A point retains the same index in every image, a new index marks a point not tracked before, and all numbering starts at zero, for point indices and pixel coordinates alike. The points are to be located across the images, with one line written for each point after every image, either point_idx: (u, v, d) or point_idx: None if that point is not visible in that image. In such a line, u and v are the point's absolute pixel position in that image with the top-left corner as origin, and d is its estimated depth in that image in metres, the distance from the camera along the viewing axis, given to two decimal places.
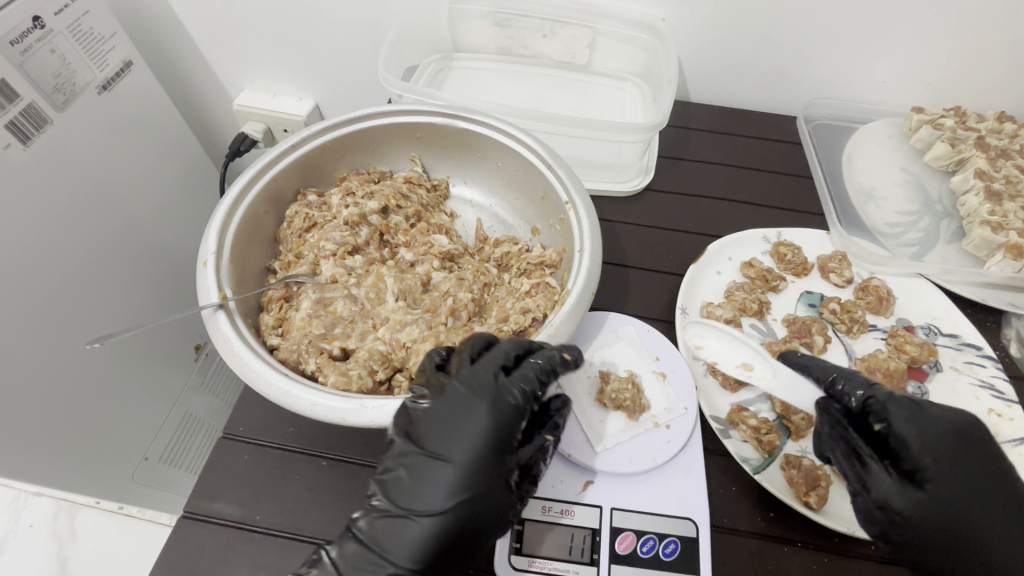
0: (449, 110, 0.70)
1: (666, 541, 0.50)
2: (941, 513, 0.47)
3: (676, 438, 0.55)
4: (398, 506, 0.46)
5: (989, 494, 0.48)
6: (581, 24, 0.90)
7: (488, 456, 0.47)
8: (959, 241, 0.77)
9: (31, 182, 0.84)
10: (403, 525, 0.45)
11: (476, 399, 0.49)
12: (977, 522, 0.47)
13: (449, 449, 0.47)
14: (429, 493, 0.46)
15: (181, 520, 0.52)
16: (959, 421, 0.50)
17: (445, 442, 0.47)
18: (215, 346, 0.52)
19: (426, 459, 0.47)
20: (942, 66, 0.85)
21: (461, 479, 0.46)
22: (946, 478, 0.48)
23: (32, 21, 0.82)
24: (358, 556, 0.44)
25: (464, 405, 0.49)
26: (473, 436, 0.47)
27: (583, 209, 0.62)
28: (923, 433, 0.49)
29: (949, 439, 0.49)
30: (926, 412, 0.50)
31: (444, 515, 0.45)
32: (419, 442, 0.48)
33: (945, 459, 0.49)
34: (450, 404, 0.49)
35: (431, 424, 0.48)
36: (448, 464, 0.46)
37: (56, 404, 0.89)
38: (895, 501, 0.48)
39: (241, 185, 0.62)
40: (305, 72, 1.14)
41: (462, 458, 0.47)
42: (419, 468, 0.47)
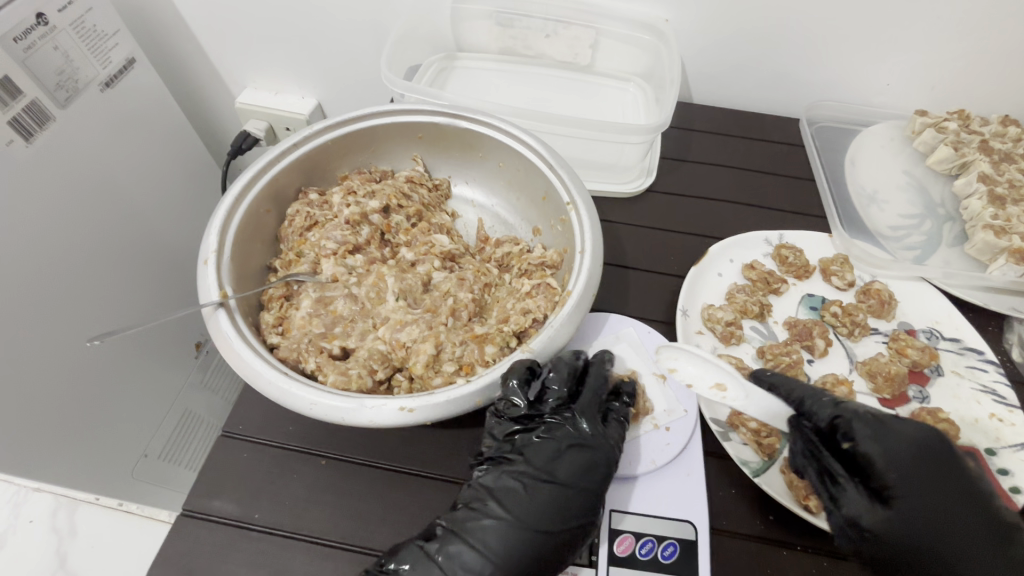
0: (451, 110, 0.70)
1: (665, 544, 0.50)
2: (912, 531, 0.47)
3: (675, 440, 0.55)
4: (508, 514, 0.48)
5: (959, 508, 0.47)
6: (585, 24, 0.90)
7: (595, 482, 0.50)
8: (962, 245, 0.77)
9: (34, 178, 0.84)
10: (511, 532, 0.47)
11: (592, 431, 0.52)
12: (951, 538, 0.46)
13: (562, 473, 0.50)
14: (535, 507, 0.48)
15: (180, 518, 0.52)
16: (925, 435, 0.50)
17: (558, 466, 0.50)
18: (215, 344, 0.52)
19: (536, 478, 0.49)
20: (946, 69, 0.85)
21: (570, 501, 0.48)
22: (914, 494, 0.47)
23: (35, 18, 0.82)
24: (452, 548, 0.46)
25: (578, 435, 0.52)
26: (584, 465, 0.50)
27: (585, 210, 0.62)
28: (889, 450, 0.49)
29: (916, 457, 0.48)
30: (890, 427, 0.50)
31: (540, 531, 0.47)
32: (531, 462, 0.50)
33: (912, 475, 0.48)
34: (561, 432, 0.52)
35: (545, 448, 0.51)
36: (560, 486, 0.49)
37: (57, 400, 0.89)
38: (865, 520, 0.48)
39: (243, 183, 0.62)
40: (307, 70, 1.14)
41: (573, 482, 0.49)
42: (527, 483, 0.49)
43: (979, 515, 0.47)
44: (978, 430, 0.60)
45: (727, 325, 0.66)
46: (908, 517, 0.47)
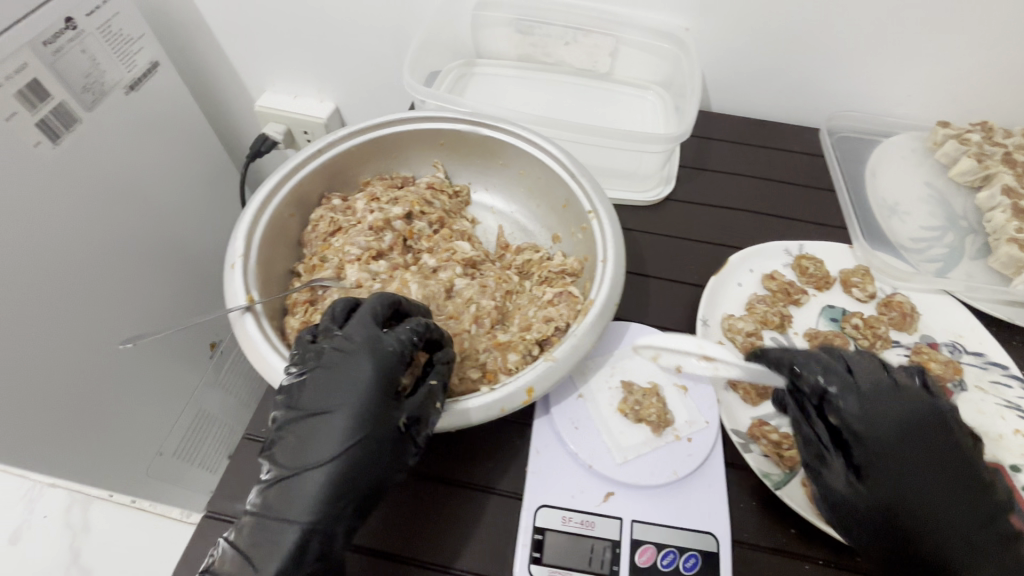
0: (473, 118, 0.71)
1: (687, 555, 0.50)
2: (893, 505, 0.48)
3: (697, 452, 0.55)
4: (289, 468, 0.44)
5: (937, 480, 0.48)
6: (604, 32, 0.91)
7: (370, 405, 0.45)
8: (985, 258, 0.76)
9: (60, 179, 0.86)
10: (294, 486, 0.43)
11: (354, 351, 0.47)
12: (928, 511, 0.47)
13: (329, 402, 0.45)
14: (314, 449, 0.44)
15: (204, 519, 0.53)
16: (918, 410, 0.50)
17: (321, 400, 0.46)
18: (241, 346, 0.53)
19: (305, 419, 0.45)
20: (969, 80, 0.84)
21: (344, 425, 0.44)
22: (898, 469, 0.48)
23: (64, 22, 0.84)
24: (258, 523, 0.43)
25: (342, 358, 0.47)
26: (350, 381, 0.46)
27: (607, 219, 0.62)
28: (874, 422, 0.50)
29: (897, 431, 0.49)
30: (882, 401, 0.51)
31: (326, 472, 0.43)
32: (299, 408, 0.46)
33: (899, 450, 0.49)
34: (321, 366, 0.47)
35: (306, 385, 0.47)
36: (331, 416, 0.45)
37: (75, 397, 0.90)
38: (846, 492, 0.49)
39: (269, 189, 0.63)
40: (326, 74, 1.15)
41: (341, 408, 0.45)
42: (299, 429, 0.45)
43: (961, 490, 0.48)
44: (1003, 447, 0.59)
45: (748, 335, 0.66)
46: (890, 491, 0.48)
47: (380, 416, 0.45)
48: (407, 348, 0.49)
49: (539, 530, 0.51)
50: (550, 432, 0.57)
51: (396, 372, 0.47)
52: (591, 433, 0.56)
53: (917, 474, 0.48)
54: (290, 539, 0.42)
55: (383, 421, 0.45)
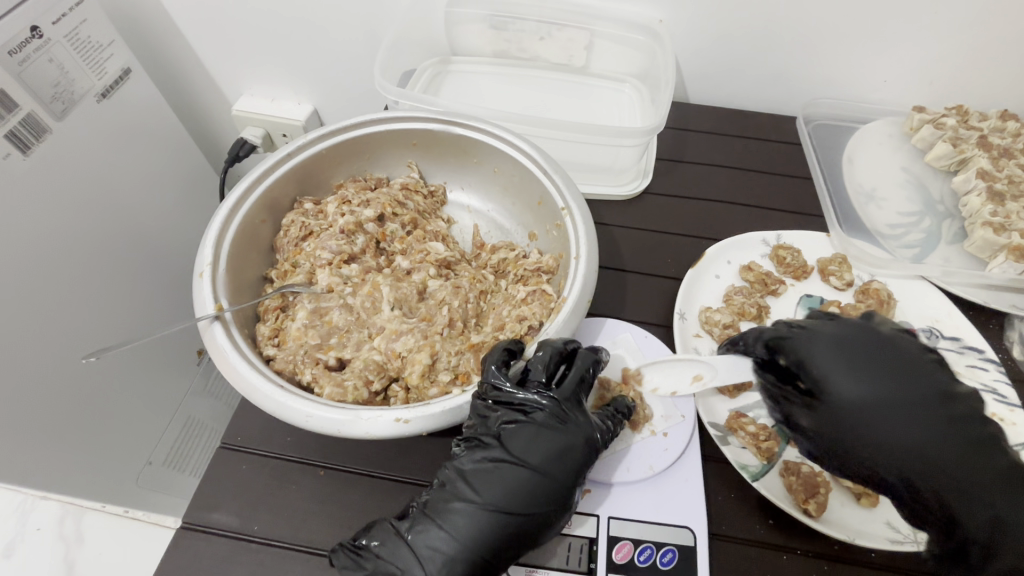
0: (445, 116, 0.70)
1: (664, 550, 0.50)
2: (838, 426, 0.52)
3: (673, 446, 0.56)
4: (478, 498, 0.47)
5: (890, 399, 0.52)
6: (579, 25, 0.89)
7: (574, 476, 0.49)
8: (961, 242, 0.77)
9: (30, 189, 0.84)
10: (478, 512, 0.47)
11: (571, 427, 0.50)
12: (877, 422, 0.51)
13: (536, 461, 0.49)
14: (508, 498, 0.47)
15: (180, 531, 0.53)
16: (849, 338, 0.56)
17: (526, 450, 0.49)
18: (211, 356, 0.52)
19: (507, 462, 0.48)
20: (943, 65, 0.84)
21: (541, 489, 0.48)
22: (843, 393, 0.53)
23: (30, 31, 0.82)
24: (426, 532, 0.47)
25: (557, 430, 0.50)
26: (562, 456, 0.49)
27: (580, 216, 0.62)
28: (813, 356, 0.55)
29: (841, 357, 0.54)
30: (819, 335, 0.56)
31: (513, 516, 0.47)
32: (506, 446, 0.49)
33: (837, 372, 0.54)
34: (533, 420, 0.50)
35: (518, 432, 0.50)
36: (534, 473, 0.48)
37: (54, 414, 0.88)
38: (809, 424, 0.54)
39: (238, 195, 0.62)
40: (304, 78, 1.14)
41: (543, 467, 0.48)
42: (495, 467, 0.49)
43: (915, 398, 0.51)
44: None
45: (725, 327, 0.66)
46: (838, 413, 0.53)
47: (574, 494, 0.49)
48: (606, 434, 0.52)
49: None
50: None
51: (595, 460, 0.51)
52: None
53: (858, 394, 0.52)
54: (456, 563, 0.45)
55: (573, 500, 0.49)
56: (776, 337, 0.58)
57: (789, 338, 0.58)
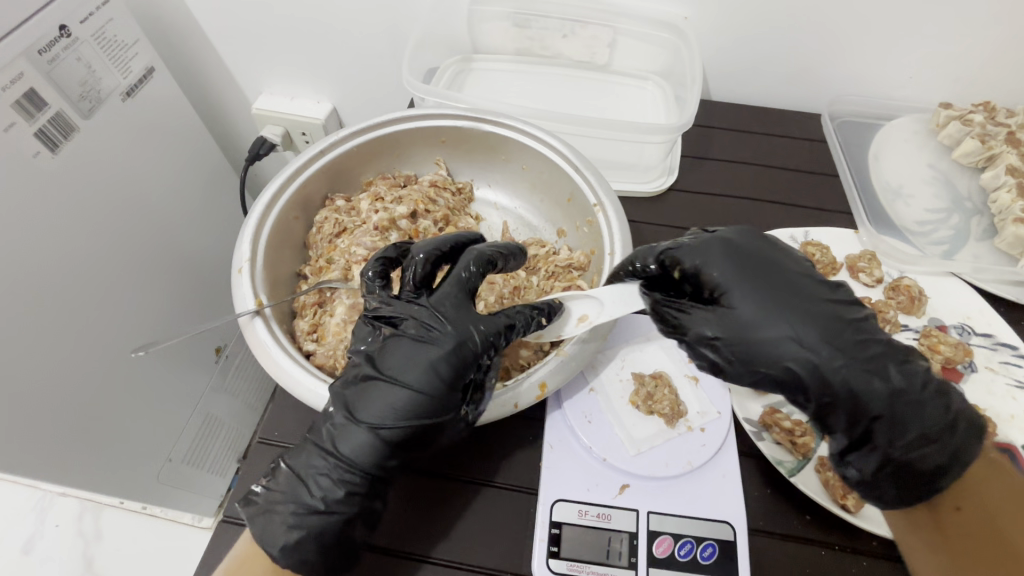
0: (474, 113, 0.71)
1: (704, 545, 0.51)
2: (750, 333, 0.46)
3: (710, 441, 0.56)
4: (352, 416, 0.48)
5: (800, 312, 0.46)
6: (602, 23, 0.90)
7: (443, 384, 0.48)
8: (990, 239, 0.77)
9: (59, 187, 0.85)
10: (354, 429, 0.48)
11: (438, 337, 0.49)
12: (800, 343, 0.45)
13: (403, 374, 0.48)
14: (381, 414, 0.48)
15: (220, 524, 0.54)
16: (741, 243, 0.50)
17: (393, 364, 0.49)
18: (253, 351, 0.53)
19: (377, 380, 0.49)
20: (971, 62, 0.84)
21: (412, 401, 0.48)
22: (745, 296, 0.47)
23: (59, 30, 0.83)
24: (308, 455, 0.49)
25: (421, 339, 0.49)
26: (426, 365, 0.48)
27: (613, 212, 0.62)
28: (709, 261, 0.49)
29: (737, 259, 0.49)
30: (705, 240, 0.50)
31: (386, 430, 0.48)
32: (373, 362, 0.50)
33: (738, 282, 0.48)
34: (398, 334, 0.50)
35: (388, 350, 0.50)
36: (402, 388, 0.48)
37: (79, 409, 0.88)
38: (711, 333, 0.47)
39: (272, 192, 0.63)
40: (324, 76, 1.15)
41: (411, 380, 0.48)
42: (370, 386, 0.49)
43: (815, 297, 0.47)
44: (1015, 427, 0.60)
45: None
46: (744, 318, 0.46)
47: (448, 401, 0.48)
48: (491, 341, 0.50)
49: (556, 524, 0.52)
50: (564, 426, 0.58)
51: (475, 363, 0.49)
52: (602, 425, 0.57)
53: (763, 294, 0.47)
54: (343, 476, 0.48)
55: (448, 407, 0.48)
56: (664, 250, 0.52)
57: (679, 248, 0.51)
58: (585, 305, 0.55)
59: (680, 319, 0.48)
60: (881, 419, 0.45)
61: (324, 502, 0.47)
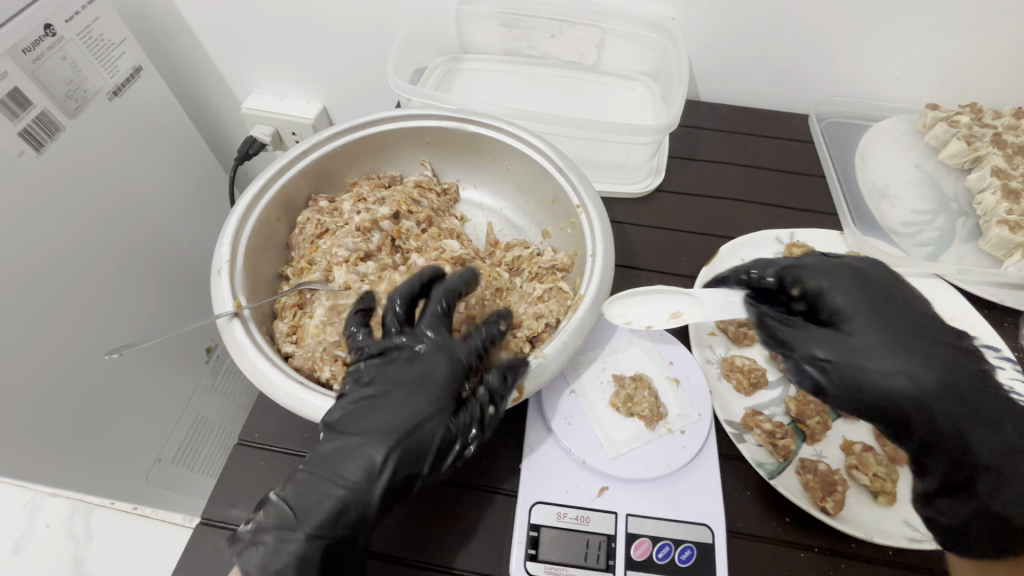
0: (458, 114, 0.70)
1: (682, 547, 0.51)
2: (868, 356, 0.47)
3: (690, 444, 0.56)
4: (345, 436, 0.48)
5: (909, 345, 0.47)
6: (590, 23, 0.89)
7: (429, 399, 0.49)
8: (976, 241, 0.77)
9: (46, 187, 0.84)
10: (348, 450, 0.48)
11: (423, 355, 0.51)
12: (906, 374, 0.46)
13: (393, 390, 0.50)
14: (372, 428, 0.48)
15: (199, 527, 0.54)
16: (864, 271, 0.51)
17: (386, 383, 0.50)
18: (231, 353, 0.53)
19: (371, 398, 0.49)
20: (957, 63, 0.84)
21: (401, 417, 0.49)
22: (868, 325, 0.48)
23: (43, 29, 0.82)
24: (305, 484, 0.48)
25: (405, 357, 0.51)
26: (412, 381, 0.50)
27: (596, 213, 0.62)
28: (831, 284, 0.50)
29: (859, 285, 0.50)
30: (836, 266, 0.51)
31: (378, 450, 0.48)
32: (363, 384, 0.50)
33: (859, 309, 0.49)
34: (390, 354, 0.52)
35: (383, 369, 0.51)
36: (394, 403, 0.49)
37: (67, 408, 0.88)
38: (825, 354, 0.47)
39: (255, 193, 0.62)
40: (314, 75, 1.14)
41: (410, 396, 0.49)
42: (365, 405, 0.49)
43: (926, 334, 0.48)
44: None
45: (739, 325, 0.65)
46: (866, 346, 0.47)
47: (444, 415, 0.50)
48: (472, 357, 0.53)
49: (535, 527, 0.52)
50: (544, 429, 0.58)
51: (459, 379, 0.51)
52: (583, 427, 0.57)
53: (880, 325, 0.48)
54: (333, 500, 0.47)
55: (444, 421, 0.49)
56: (788, 267, 0.52)
57: (803, 267, 0.52)
58: (679, 303, 0.60)
59: (791, 335, 0.48)
60: (988, 470, 0.45)
61: (311, 526, 0.46)
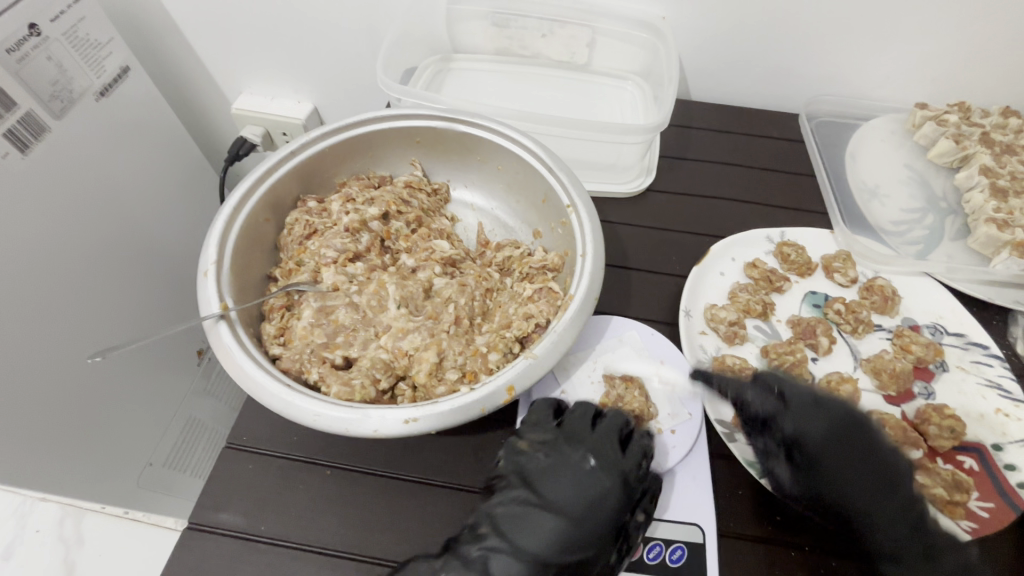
0: (448, 114, 0.70)
1: (673, 548, 0.51)
2: (839, 508, 0.50)
3: (680, 443, 0.56)
4: (512, 545, 0.48)
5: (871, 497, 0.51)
6: (581, 23, 0.89)
7: (601, 514, 0.50)
8: (964, 239, 0.77)
9: (31, 189, 0.83)
10: (509, 558, 0.48)
11: (605, 464, 0.52)
12: (866, 526, 0.50)
13: (563, 502, 0.51)
14: (537, 537, 0.48)
15: (187, 531, 0.53)
16: (834, 418, 0.53)
17: (555, 495, 0.51)
18: (218, 356, 0.52)
19: (536, 507, 0.50)
20: (945, 62, 0.84)
21: (568, 529, 0.49)
22: (835, 477, 0.51)
23: (28, 29, 0.81)
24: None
25: (579, 466, 0.53)
26: (581, 491, 0.51)
27: (586, 213, 0.62)
28: (807, 431, 0.53)
29: (830, 438, 0.53)
30: (810, 409, 0.54)
31: (543, 559, 0.48)
32: (531, 486, 0.52)
33: (825, 459, 0.52)
34: (568, 460, 0.53)
35: (552, 477, 0.52)
36: (554, 516, 0.50)
37: (56, 413, 0.87)
38: (796, 489, 0.52)
39: (242, 193, 0.62)
40: (304, 75, 1.14)
41: (572, 513, 0.50)
42: (529, 511, 0.50)
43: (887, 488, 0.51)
44: (984, 425, 0.60)
45: (730, 325, 0.66)
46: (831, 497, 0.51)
47: (599, 542, 0.49)
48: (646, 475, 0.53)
49: None
50: None
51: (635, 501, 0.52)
52: None
53: (848, 477, 0.51)
54: None
55: (607, 545, 0.49)
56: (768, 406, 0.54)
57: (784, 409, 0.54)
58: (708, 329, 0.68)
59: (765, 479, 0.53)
60: None
61: None
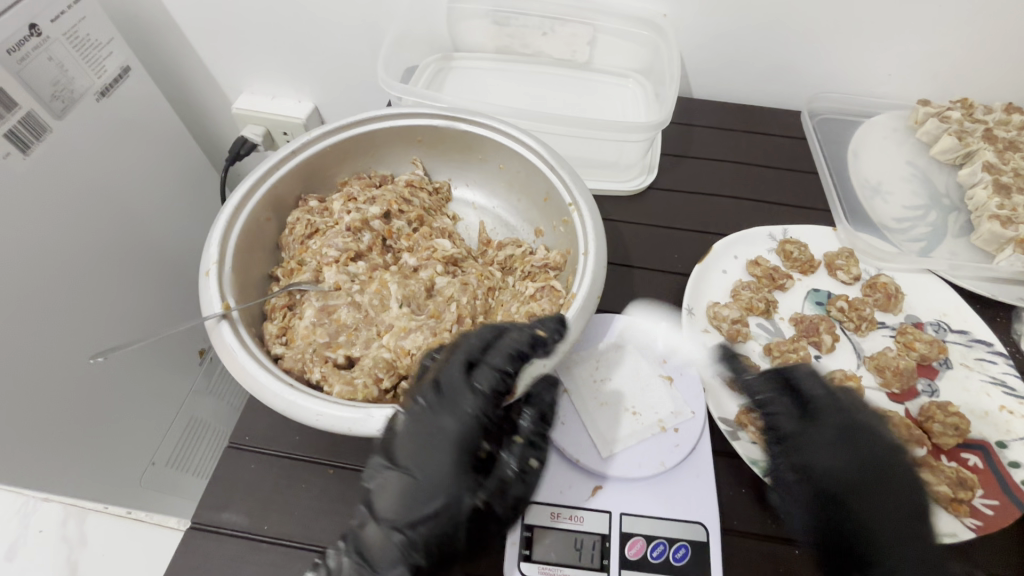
0: (449, 112, 0.70)
1: (677, 546, 0.50)
2: (867, 481, 0.50)
3: (684, 442, 0.56)
4: (387, 519, 0.46)
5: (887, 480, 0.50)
6: (582, 21, 0.89)
7: (462, 460, 0.48)
8: (967, 236, 0.77)
9: (32, 189, 0.83)
10: (388, 533, 0.46)
11: (452, 409, 0.49)
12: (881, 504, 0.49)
13: (420, 459, 0.48)
14: (407, 504, 0.46)
15: (189, 531, 0.53)
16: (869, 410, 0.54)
17: (410, 455, 0.48)
18: (220, 355, 0.52)
19: (394, 472, 0.47)
20: (949, 59, 0.84)
21: (428, 484, 0.47)
22: (866, 453, 0.51)
23: (28, 29, 0.81)
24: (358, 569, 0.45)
25: (428, 417, 0.49)
26: (441, 442, 0.48)
27: (587, 212, 0.62)
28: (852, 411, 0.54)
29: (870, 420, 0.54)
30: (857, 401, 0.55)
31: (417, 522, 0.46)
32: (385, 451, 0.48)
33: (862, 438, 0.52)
34: (417, 413, 0.49)
35: (400, 436, 0.48)
36: (410, 475, 0.47)
37: (58, 414, 0.87)
38: (831, 469, 0.51)
39: (244, 192, 0.62)
40: (304, 74, 1.13)
41: (432, 469, 0.47)
42: (388, 479, 0.47)
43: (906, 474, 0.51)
44: (989, 422, 0.60)
45: (733, 323, 0.66)
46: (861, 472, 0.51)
47: (465, 489, 0.47)
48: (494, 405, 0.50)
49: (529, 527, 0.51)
50: None
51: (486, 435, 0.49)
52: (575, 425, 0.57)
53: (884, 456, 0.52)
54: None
55: (463, 491, 0.47)
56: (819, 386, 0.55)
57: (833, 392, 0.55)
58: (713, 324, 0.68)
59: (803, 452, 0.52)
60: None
61: None
